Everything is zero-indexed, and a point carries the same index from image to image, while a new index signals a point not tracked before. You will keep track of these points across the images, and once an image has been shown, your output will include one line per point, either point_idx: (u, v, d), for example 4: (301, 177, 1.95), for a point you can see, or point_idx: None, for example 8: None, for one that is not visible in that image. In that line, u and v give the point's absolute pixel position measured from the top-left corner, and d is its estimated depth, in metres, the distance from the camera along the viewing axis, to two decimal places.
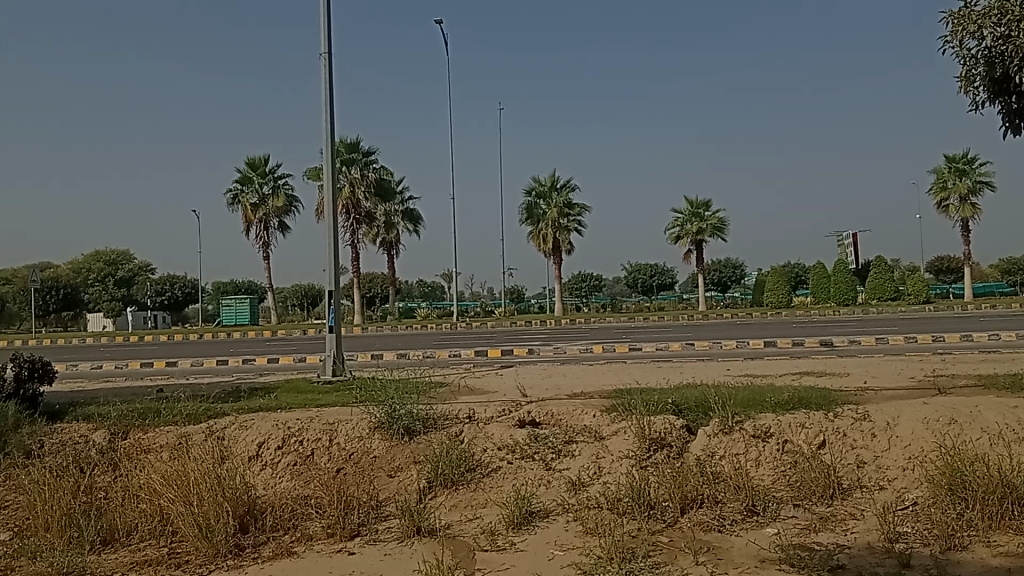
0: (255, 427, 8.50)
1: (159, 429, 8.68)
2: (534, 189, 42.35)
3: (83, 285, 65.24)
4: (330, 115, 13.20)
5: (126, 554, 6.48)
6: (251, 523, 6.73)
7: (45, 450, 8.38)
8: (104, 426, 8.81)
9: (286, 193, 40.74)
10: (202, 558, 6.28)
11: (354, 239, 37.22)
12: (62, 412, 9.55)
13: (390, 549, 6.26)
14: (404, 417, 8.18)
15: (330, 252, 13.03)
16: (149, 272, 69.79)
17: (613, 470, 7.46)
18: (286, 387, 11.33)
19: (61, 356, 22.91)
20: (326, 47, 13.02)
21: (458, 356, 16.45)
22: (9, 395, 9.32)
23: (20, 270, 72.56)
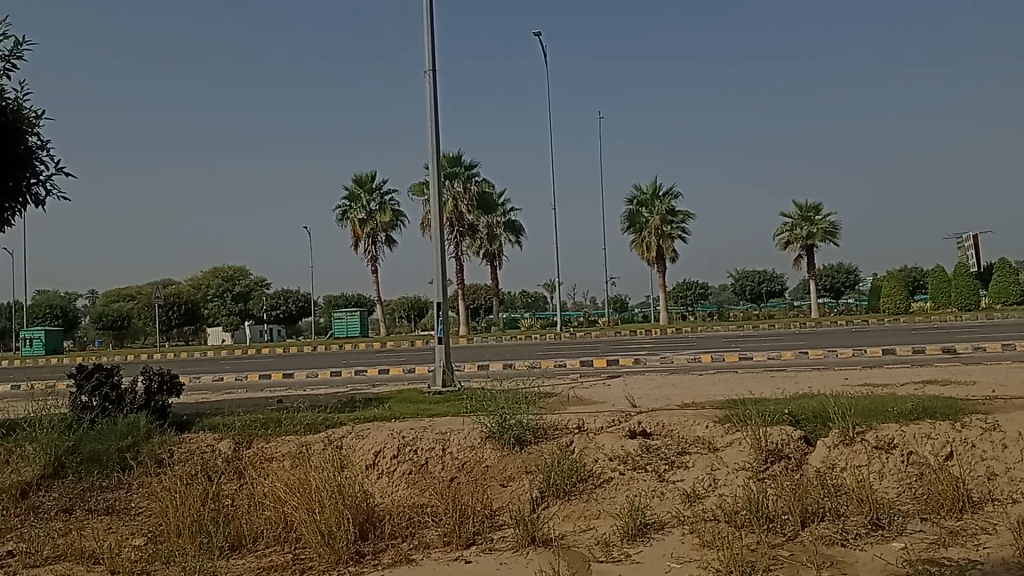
0: (371, 437, 8.70)
1: (280, 438, 8.95)
2: (636, 197, 42.17)
3: (203, 301, 68.49)
4: (435, 131, 13.45)
5: (254, 560, 6.69)
6: (370, 530, 6.89)
7: (176, 459, 8.75)
8: (229, 436, 9.14)
9: (392, 208, 41.64)
10: (325, 564, 6.43)
11: (458, 251, 37.68)
12: (190, 423, 9.96)
13: (505, 559, 6.29)
14: (514, 428, 8.19)
15: (439, 264, 13.25)
16: (264, 287, 72.56)
17: (728, 482, 7.30)
18: (399, 397, 11.54)
19: (187, 368, 23.99)
20: (430, 64, 13.28)
21: (564, 367, 16.42)
22: (141, 406, 9.79)
23: (146, 287, 76.66)
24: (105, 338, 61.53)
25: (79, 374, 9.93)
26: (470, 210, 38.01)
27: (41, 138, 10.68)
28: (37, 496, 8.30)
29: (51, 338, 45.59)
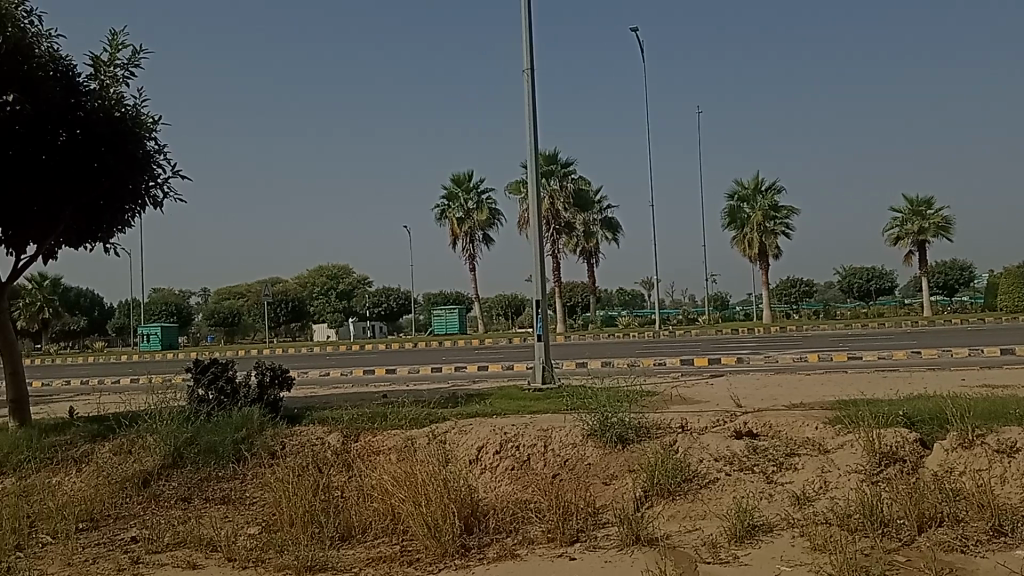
0: (473, 432, 8.80)
1: (386, 432, 9.14)
2: (737, 192, 41.41)
3: (308, 299, 70.54)
4: (534, 129, 13.49)
5: (363, 551, 6.85)
6: (475, 524, 6.97)
7: (286, 451, 9.04)
8: (337, 429, 9.38)
9: (489, 206, 41.96)
10: (432, 556, 6.53)
11: (555, 248, 37.71)
12: (299, 417, 10.26)
13: (610, 557, 6.27)
14: (617, 426, 8.15)
15: (538, 261, 13.30)
16: (366, 284, 74.20)
17: (840, 485, 7.10)
18: (499, 393, 11.64)
19: (295, 364, 24.76)
20: (529, 63, 13.32)
21: (665, 365, 16.25)
22: (254, 400, 10.14)
23: (255, 285, 79.45)
24: (216, 334, 64.07)
25: (196, 369, 10.37)
26: (566, 208, 37.99)
27: (157, 143, 11.15)
28: (157, 485, 8.71)
29: (167, 334, 47.77)
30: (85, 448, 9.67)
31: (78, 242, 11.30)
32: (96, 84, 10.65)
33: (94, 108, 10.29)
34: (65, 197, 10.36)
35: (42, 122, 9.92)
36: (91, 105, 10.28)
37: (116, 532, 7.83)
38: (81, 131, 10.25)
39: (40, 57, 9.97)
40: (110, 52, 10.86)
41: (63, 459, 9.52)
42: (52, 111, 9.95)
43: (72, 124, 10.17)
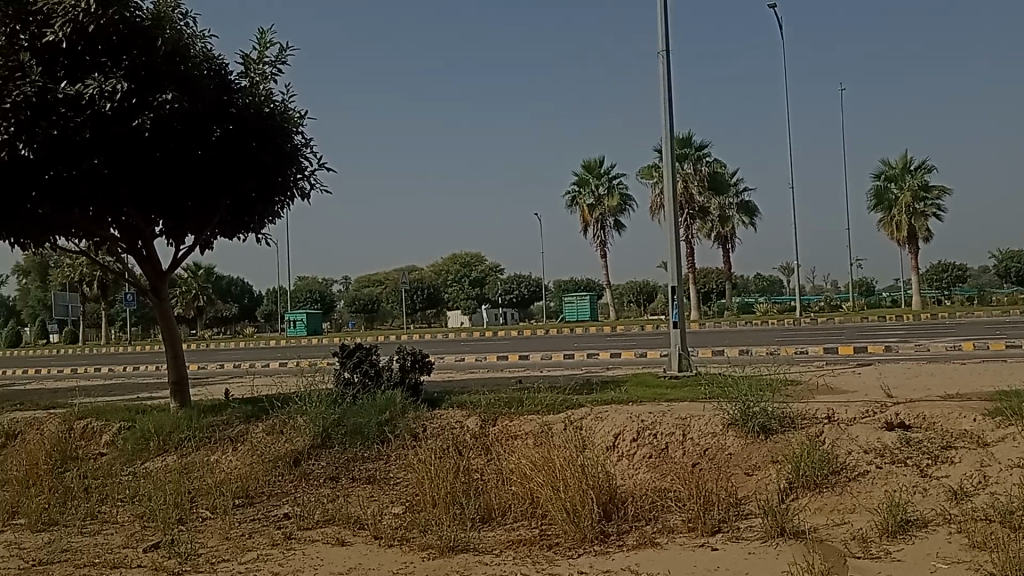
0: (610, 419, 8.78)
1: (523, 417, 9.23)
2: (884, 172, 39.57)
3: (442, 286, 72.02)
4: (669, 113, 13.27)
5: (503, 533, 6.95)
6: (614, 511, 6.95)
7: (428, 433, 9.29)
8: (475, 413, 9.54)
9: (620, 192, 41.63)
10: (571, 541, 6.56)
11: (688, 233, 37.07)
12: (439, 400, 10.50)
13: (754, 548, 6.13)
14: (759, 416, 7.95)
15: (674, 247, 13.11)
16: (498, 272, 75.09)
17: (1002, 479, 6.69)
18: (635, 381, 11.57)
19: (433, 349, 25.37)
20: (664, 45, 13.11)
21: (807, 354, 15.73)
22: (395, 384, 10.45)
23: (392, 273, 81.82)
24: (357, 321, 66.41)
25: (342, 353, 10.78)
26: (701, 192, 37.26)
27: (304, 136, 11.61)
28: (307, 465, 9.11)
29: (311, 321, 49.89)
30: (240, 427, 10.21)
31: (232, 234, 11.93)
32: (247, 81, 11.19)
33: (246, 104, 10.91)
34: (220, 189, 10.96)
35: (200, 119, 10.50)
36: (242, 101, 10.91)
37: (270, 509, 8.24)
38: (234, 125, 10.86)
39: (195, 58, 10.53)
40: (259, 50, 11.36)
41: (220, 438, 10.09)
42: (207, 109, 10.54)
43: (226, 120, 10.80)
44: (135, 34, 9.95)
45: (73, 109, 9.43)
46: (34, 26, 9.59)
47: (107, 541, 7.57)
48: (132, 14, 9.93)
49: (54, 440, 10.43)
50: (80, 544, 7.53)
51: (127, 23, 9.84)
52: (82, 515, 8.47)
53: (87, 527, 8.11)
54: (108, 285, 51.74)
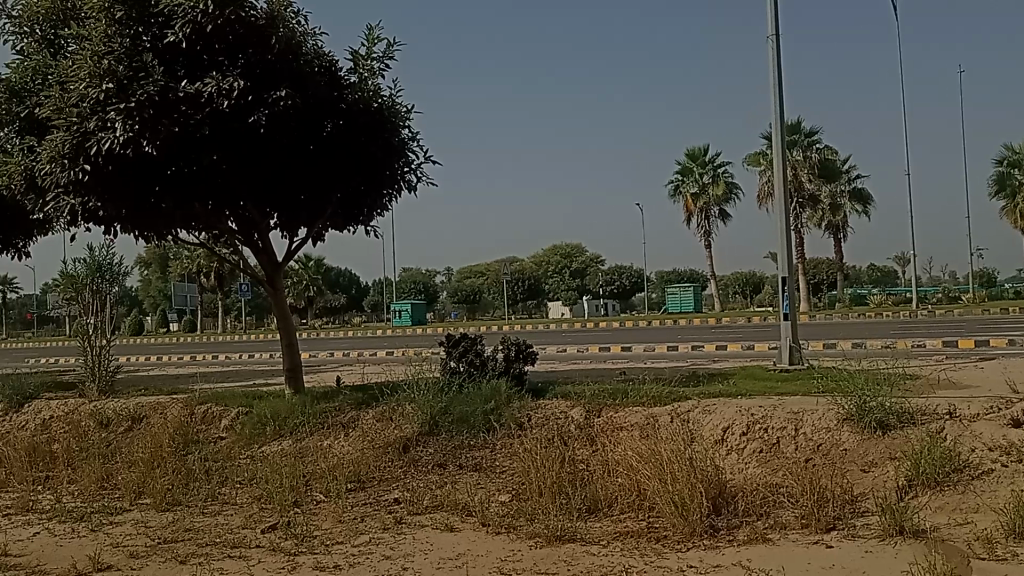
0: (719, 412, 8.64)
1: (629, 409, 9.17)
2: (1007, 157, 37.58)
3: (543, 277, 72.20)
4: (780, 99, 12.93)
5: (610, 524, 6.94)
6: (723, 506, 6.85)
7: (533, 423, 9.30)
8: (580, 404, 9.53)
9: (726, 180, 40.82)
10: (680, 535, 6.50)
11: (797, 223, 36.08)
12: (544, 391, 10.55)
13: (871, 547, 5.94)
14: (876, 411, 7.69)
15: (784, 236, 12.78)
16: (599, 263, 74.79)
17: None
18: (744, 374, 11.35)
19: (538, 340, 25.52)
20: (773, 28, 12.77)
21: (925, 347, 15.11)
22: (500, 373, 10.54)
23: (494, 264, 82.51)
24: (459, 311, 67.32)
25: (448, 343, 10.94)
26: (811, 179, 36.20)
27: (411, 130, 11.81)
28: (416, 451, 9.30)
29: (416, 311, 50.81)
30: (352, 414, 10.49)
31: (342, 226, 12.25)
32: (356, 78, 11.44)
33: (355, 100, 11.16)
34: (330, 182, 11.27)
35: (311, 115, 10.80)
36: (352, 97, 11.17)
37: (380, 494, 8.45)
38: (344, 121, 11.13)
39: (306, 55, 10.84)
40: (367, 46, 11.60)
41: (333, 424, 10.40)
42: (319, 105, 10.81)
43: (336, 115, 11.08)
44: (250, 33, 10.24)
45: (193, 107, 9.77)
46: (156, 28, 9.96)
47: (227, 521, 7.90)
48: (248, 14, 10.18)
49: (177, 424, 11.00)
50: (202, 524, 7.88)
51: (243, 22, 10.13)
52: (204, 495, 8.87)
53: (209, 507, 8.48)
54: (224, 276, 53.97)
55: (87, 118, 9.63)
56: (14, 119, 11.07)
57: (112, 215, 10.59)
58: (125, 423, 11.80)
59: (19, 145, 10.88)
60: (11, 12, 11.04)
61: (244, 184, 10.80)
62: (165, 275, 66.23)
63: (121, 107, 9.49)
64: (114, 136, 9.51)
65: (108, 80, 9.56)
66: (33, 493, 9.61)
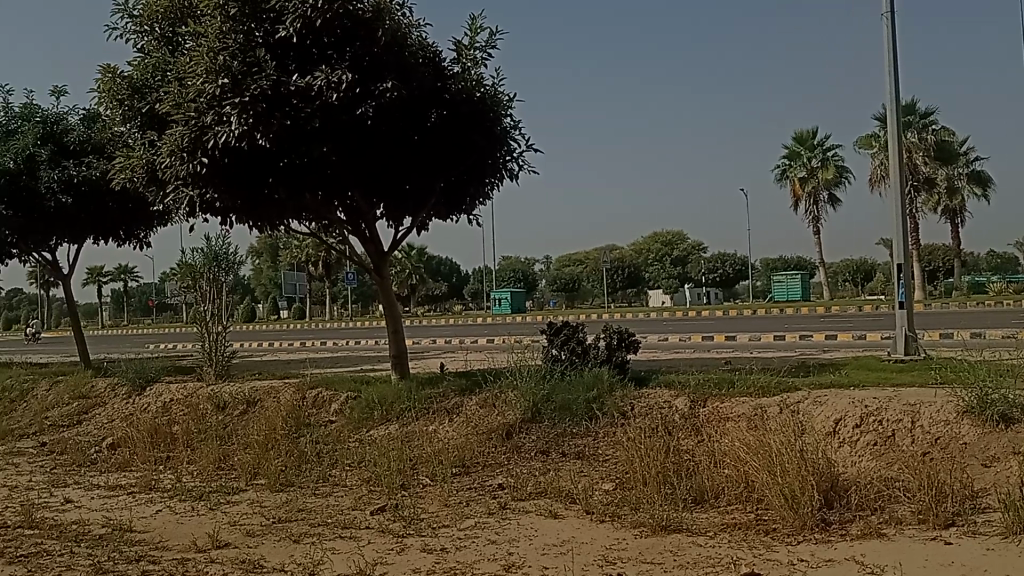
0: (831, 404, 8.41)
1: (736, 399, 9.01)
2: None
3: (644, 265, 71.50)
4: (895, 78, 12.42)
5: (717, 516, 6.84)
6: (835, 499, 6.65)
7: (636, 412, 9.24)
8: (685, 393, 9.41)
9: (836, 163, 39.49)
10: (790, 528, 6.36)
11: (911, 207, 34.66)
12: (647, 379, 10.46)
13: (994, 544, 5.67)
14: (999, 403, 7.33)
15: (899, 222, 12.31)
16: (702, 250, 73.55)
17: None
18: (855, 364, 11.00)
19: (640, 328, 25.30)
20: (888, 5, 12.26)
21: None
22: (603, 362, 10.50)
23: (595, 252, 82.16)
24: (558, 298, 67.46)
25: (551, 331, 10.97)
26: (926, 162, 34.69)
27: (514, 119, 11.86)
28: (519, 437, 9.37)
29: (516, 299, 51.15)
30: (456, 400, 10.64)
31: (446, 215, 12.43)
32: (460, 67, 11.55)
33: (458, 90, 11.24)
34: (435, 171, 11.41)
35: (415, 105, 10.96)
36: (456, 87, 11.26)
37: (485, 479, 8.55)
38: (448, 110, 11.24)
39: (412, 47, 10.99)
40: (470, 36, 11.68)
41: (438, 410, 10.57)
42: (423, 94, 10.97)
43: (440, 105, 11.21)
44: (357, 26, 10.44)
45: (304, 100, 10.06)
46: (268, 24, 10.25)
47: (337, 503, 8.13)
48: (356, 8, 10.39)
49: (289, 408, 11.39)
50: (314, 504, 8.14)
51: (350, 16, 10.34)
52: (315, 477, 9.15)
53: (320, 489, 8.76)
54: (331, 264, 55.54)
55: (205, 113, 10.02)
56: (133, 114, 11.51)
57: (228, 206, 11.01)
58: (240, 407, 12.27)
59: (141, 140, 11.42)
60: (132, 11, 11.56)
61: (352, 174, 11.07)
62: (275, 263, 68.59)
63: (236, 102, 9.83)
64: (229, 130, 9.85)
65: (223, 76, 9.90)
66: (157, 472, 10.11)
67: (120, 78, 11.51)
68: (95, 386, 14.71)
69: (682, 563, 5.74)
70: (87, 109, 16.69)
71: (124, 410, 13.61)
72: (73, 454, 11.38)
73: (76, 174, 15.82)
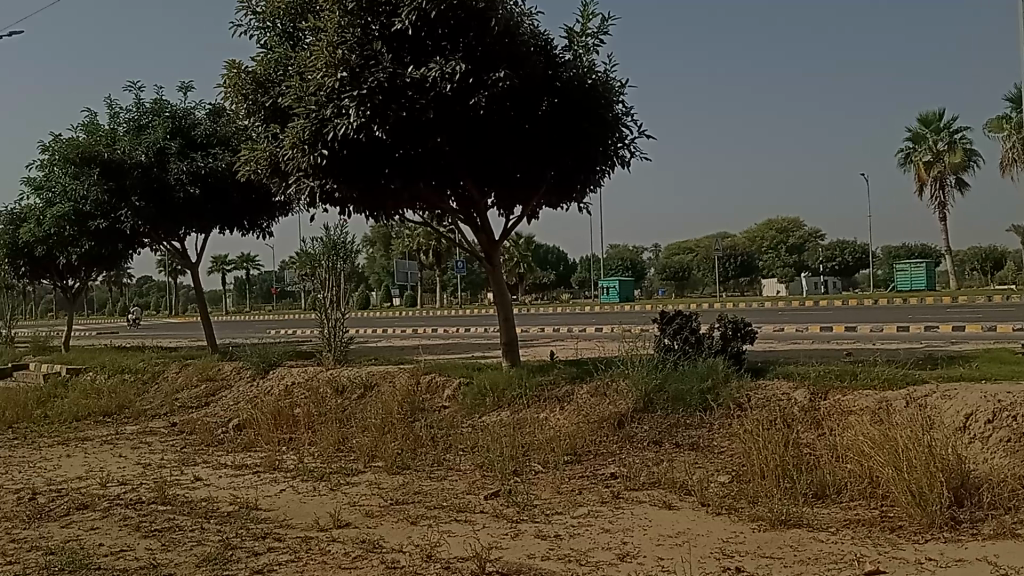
0: (961, 398, 8.02)
1: (859, 392, 8.70)
2: None
3: (758, 254, 69.86)
4: None
5: (839, 511, 6.63)
6: (966, 497, 6.35)
7: (753, 403, 9.05)
8: (804, 385, 9.15)
9: (964, 146, 37.58)
10: (916, 526, 6.11)
11: None
12: (764, 370, 10.22)
13: None
14: None
15: None
16: (819, 238, 71.24)
17: None
18: (988, 356, 10.47)
19: (757, 318, 24.71)
20: None
21: None
22: (718, 352, 10.31)
23: (706, 241, 80.72)
24: (667, 288, 66.59)
25: (663, 320, 10.85)
26: None
27: (625, 105, 11.75)
28: (631, 427, 9.30)
29: (624, 288, 50.80)
30: (567, 388, 10.65)
31: (556, 202, 12.44)
32: (572, 55, 11.51)
33: (570, 77, 11.19)
34: (545, 160, 11.44)
35: (527, 94, 10.99)
36: (567, 75, 11.22)
37: (597, 468, 8.54)
38: (559, 98, 11.21)
39: (524, 35, 11.00)
40: (582, 23, 11.62)
41: (549, 397, 10.60)
42: (534, 83, 10.99)
43: (552, 93, 11.20)
44: (471, 17, 10.52)
45: (419, 92, 10.24)
46: (383, 16, 10.42)
47: (452, 486, 8.27)
48: None
49: (404, 393, 11.65)
50: (429, 488, 8.30)
51: (464, 7, 10.43)
52: (430, 461, 9.33)
53: (435, 472, 8.92)
54: (442, 253, 56.41)
55: (325, 107, 10.29)
56: (258, 109, 11.90)
57: (346, 197, 11.33)
58: (358, 391, 12.63)
59: (264, 133, 11.84)
60: (256, 8, 12.00)
61: (464, 163, 11.21)
62: (388, 252, 70.17)
63: (354, 95, 10.06)
64: (348, 123, 10.11)
65: (342, 69, 10.15)
66: (280, 453, 10.51)
67: (245, 73, 11.95)
68: (221, 369, 15.41)
69: (802, 559, 5.59)
70: (211, 104, 17.53)
71: (249, 392, 14.21)
72: (203, 434, 11.96)
73: (203, 166, 16.62)
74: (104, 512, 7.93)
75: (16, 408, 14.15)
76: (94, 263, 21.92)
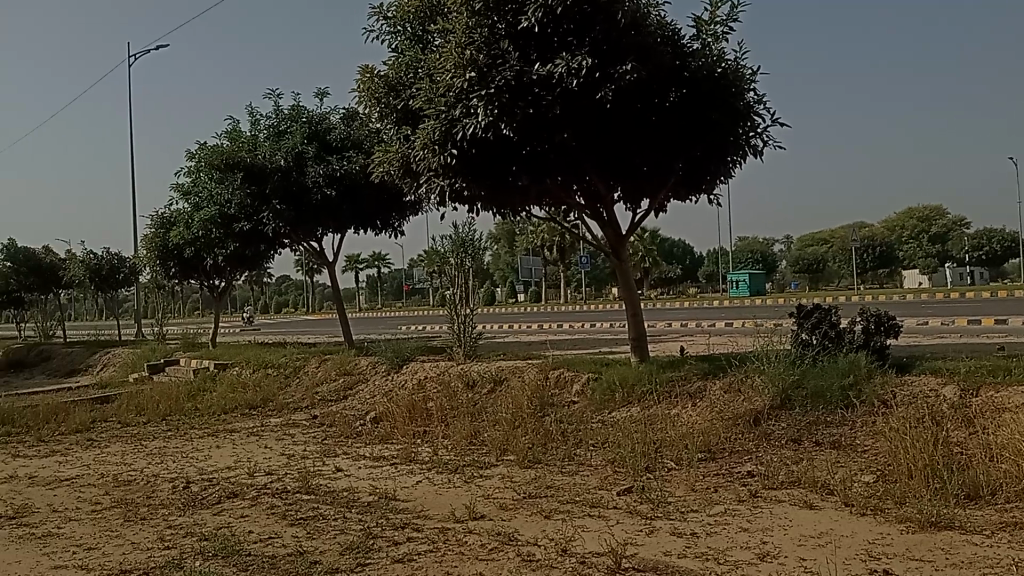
0: None
1: (1014, 389, 8.20)
2: None
3: (897, 244, 66.86)
4: None
5: (995, 513, 6.27)
6: None
7: (898, 401, 8.68)
8: (954, 381, 8.71)
9: None
10: None
11: None
12: (909, 366, 9.78)
13: None
14: None
15: None
16: (964, 226, 67.51)
17: None
18: None
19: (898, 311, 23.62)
20: None
21: None
22: (859, 346, 9.93)
23: (840, 232, 77.82)
24: (799, 281, 64.62)
25: (800, 314, 10.53)
26: None
27: (757, 92, 11.44)
28: (768, 424, 9.09)
29: (754, 281, 49.56)
30: (699, 383, 10.49)
31: (684, 195, 12.25)
32: (700, 43, 11.30)
33: (699, 67, 10.96)
34: (673, 152, 11.28)
35: (654, 85, 10.85)
36: (696, 64, 10.99)
37: (733, 466, 8.38)
38: (687, 89, 11.02)
39: (651, 26, 10.86)
40: (710, 11, 11.40)
41: (681, 393, 10.47)
42: (662, 74, 10.83)
43: (680, 84, 11.01)
44: (597, 11, 10.47)
45: (545, 89, 10.32)
46: (510, 15, 10.50)
47: (584, 481, 8.29)
48: None
49: (534, 388, 11.75)
50: (562, 482, 8.35)
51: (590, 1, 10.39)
52: (562, 455, 9.39)
53: (567, 467, 8.96)
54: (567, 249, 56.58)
55: (454, 107, 10.46)
56: (390, 111, 12.21)
57: (474, 195, 11.53)
58: (488, 385, 12.81)
59: (396, 135, 12.16)
60: (387, 13, 12.32)
61: (590, 158, 11.20)
62: (514, 249, 70.84)
63: (482, 94, 10.18)
64: (476, 122, 10.24)
65: (470, 70, 10.29)
66: (415, 445, 10.80)
67: (377, 78, 12.30)
68: (358, 364, 15.94)
69: (954, 562, 5.34)
70: (345, 108, 18.08)
71: (384, 386, 14.66)
72: (342, 426, 12.42)
73: (338, 168, 17.17)
74: (252, 500, 8.36)
75: (169, 401, 15.09)
76: (238, 264, 23.04)
